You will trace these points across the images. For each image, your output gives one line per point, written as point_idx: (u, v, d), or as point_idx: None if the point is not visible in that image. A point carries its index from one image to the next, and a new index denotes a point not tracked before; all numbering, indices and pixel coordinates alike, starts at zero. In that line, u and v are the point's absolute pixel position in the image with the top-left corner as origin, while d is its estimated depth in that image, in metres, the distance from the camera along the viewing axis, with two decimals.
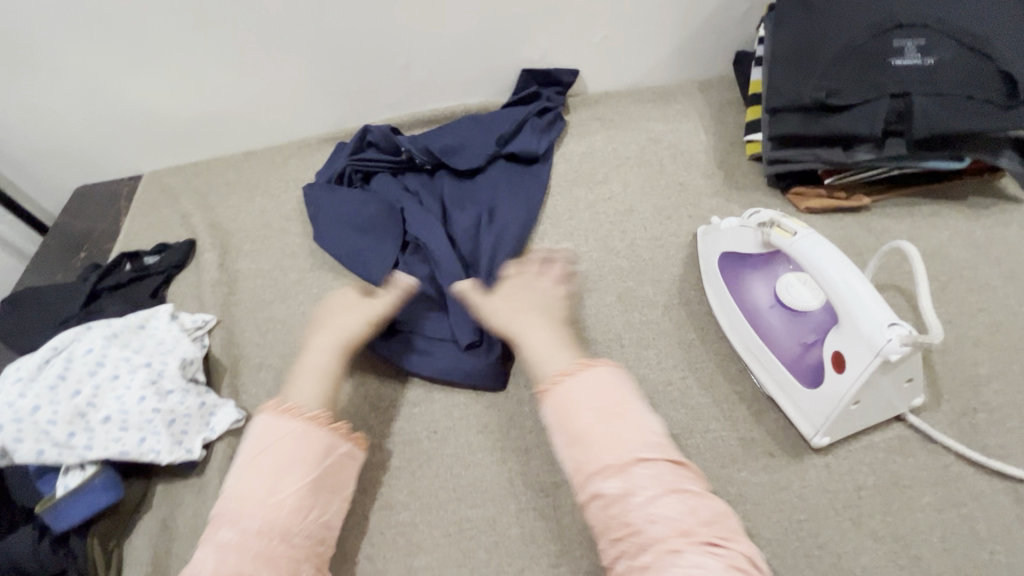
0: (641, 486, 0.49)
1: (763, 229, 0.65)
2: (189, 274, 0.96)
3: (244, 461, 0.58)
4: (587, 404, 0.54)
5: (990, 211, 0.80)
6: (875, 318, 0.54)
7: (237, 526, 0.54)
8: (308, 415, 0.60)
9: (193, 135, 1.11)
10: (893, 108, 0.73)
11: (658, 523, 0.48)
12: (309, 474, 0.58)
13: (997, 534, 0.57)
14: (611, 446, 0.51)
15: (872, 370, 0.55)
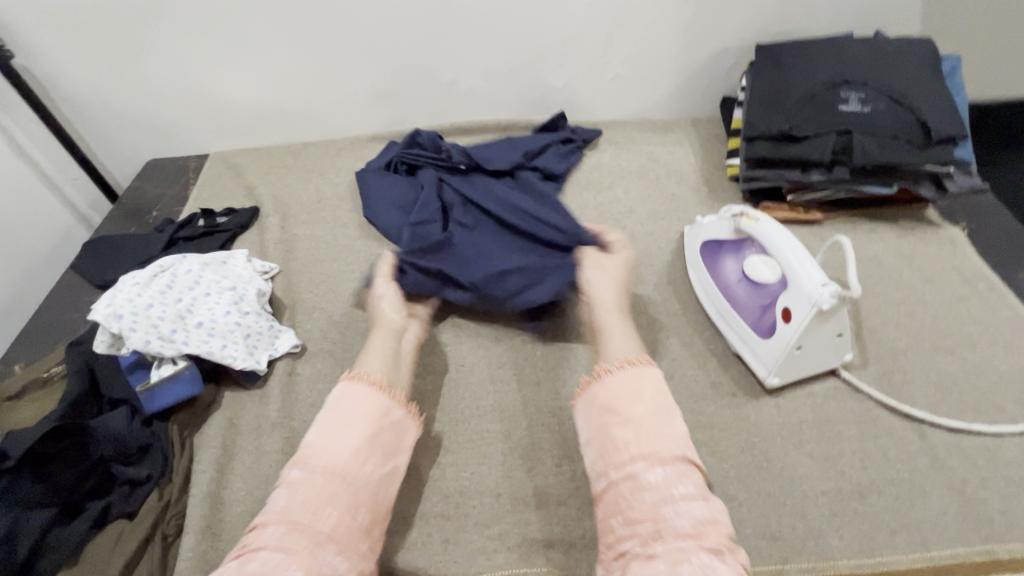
0: (671, 485, 0.58)
1: (734, 219, 0.84)
2: (252, 234, 1.12)
3: (323, 415, 0.66)
4: (637, 401, 0.64)
5: (915, 231, 1.01)
6: (813, 278, 0.72)
7: (307, 467, 0.62)
8: (375, 381, 0.69)
9: (262, 124, 1.29)
10: (839, 141, 0.95)
11: (679, 519, 0.56)
12: (373, 428, 0.66)
13: (903, 459, 0.73)
14: (655, 440, 0.62)
15: (810, 317, 0.72)
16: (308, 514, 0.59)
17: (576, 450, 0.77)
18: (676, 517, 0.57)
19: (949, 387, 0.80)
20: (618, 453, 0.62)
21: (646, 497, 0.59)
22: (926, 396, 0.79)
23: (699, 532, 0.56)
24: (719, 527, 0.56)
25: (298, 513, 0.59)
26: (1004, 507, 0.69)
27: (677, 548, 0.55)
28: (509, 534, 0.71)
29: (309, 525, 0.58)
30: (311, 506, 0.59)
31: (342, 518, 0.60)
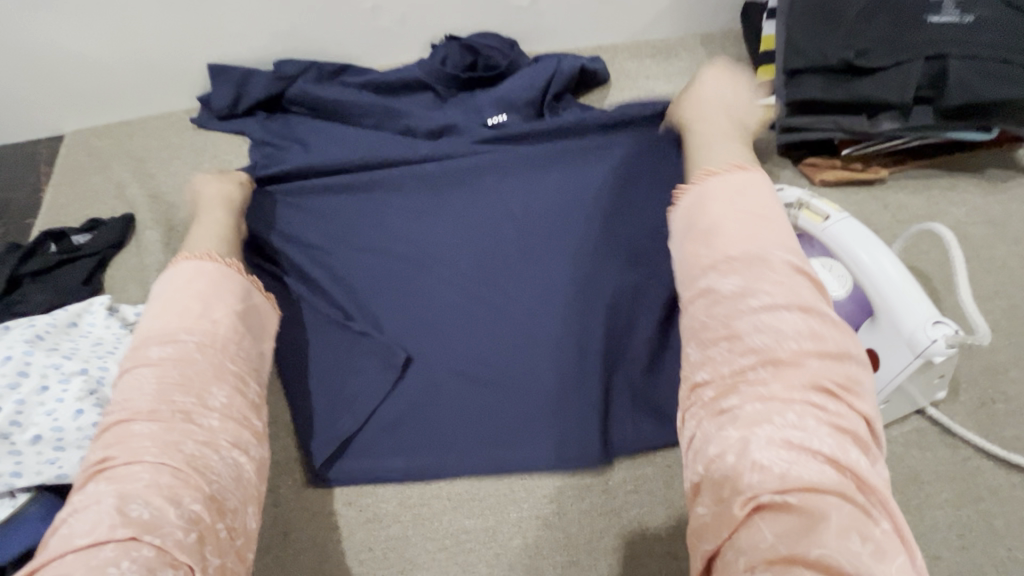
0: (782, 329, 0.43)
1: (788, 212, 0.59)
2: (129, 256, 0.83)
3: (161, 295, 0.56)
4: (736, 208, 0.50)
5: (1007, 185, 0.76)
6: (918, 315, 0.50)
7: (171, 342, 0.51)
8: (228, 262, 0.60)
9: (129, 91, 0.94)
10: (926, 71, 0.66)
11: (779, 375, 0.42)
12: (237, 304, 0.57)
13: (1015, 530, 0.56)
14: (747, 240, 0.48)
15: (912, 370, 0.51)
16: (187, 394, 0.49)
17: (586, 550, 0.59)
18: (776, 391, 0.42)
19: None
20: (688, 272, 0.50)
21: (719, 330, 0.46)
22: None
23: (812, 409, 0.40)
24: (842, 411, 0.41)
25: (165, 407, 0.47)
26: None
27: (759, 403, 0.42)
28: None
29: (198, 442, 0.47)
30: (190, 384, 0.49)
31: (232, 410, 0.51)
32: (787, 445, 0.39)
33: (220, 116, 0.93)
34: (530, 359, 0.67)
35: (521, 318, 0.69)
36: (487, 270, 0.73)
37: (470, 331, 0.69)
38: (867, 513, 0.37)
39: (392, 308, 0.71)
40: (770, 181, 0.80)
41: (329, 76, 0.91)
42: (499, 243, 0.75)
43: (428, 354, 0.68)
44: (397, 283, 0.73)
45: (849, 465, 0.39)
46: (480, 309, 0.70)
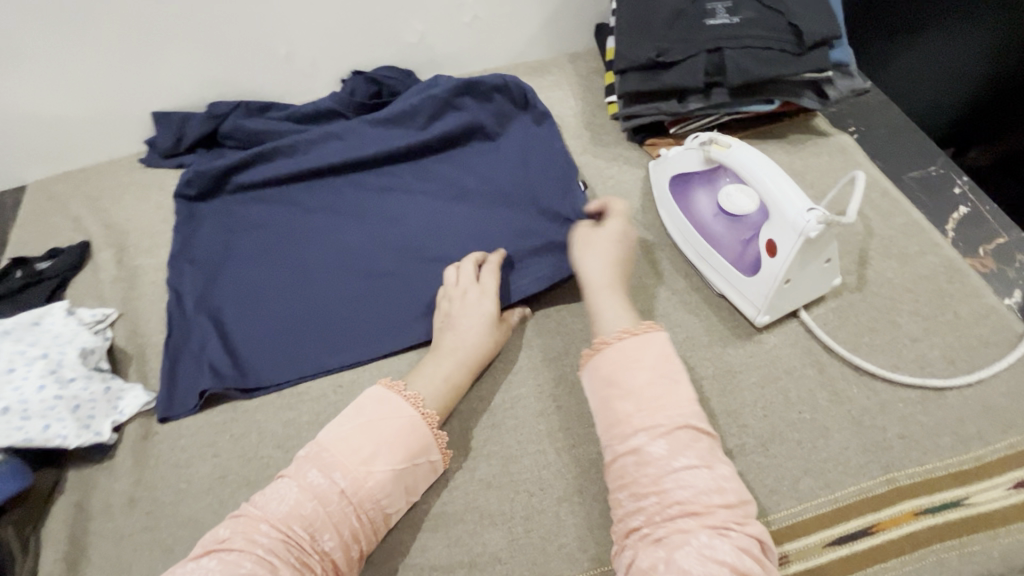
0: (682, 451, 0.57)
1: (703, 148, 0.77)
2: (86, 276, 0.96)
3: (351, 421, 0.62)
4: (642, 365, 0.62)
5: (805, 143, 0.94)
6: (797, 206, 0.66)
7: (329, 476, 0.58)
8: (422, 411, 0.65)
9: (83, 141, 1.09)
10: (711, 61, 0.86)
11: (682, 488, 0.55)
12: (399, 463, 0.61)
13: (804, 398, 0.70)
14: (654, 411, 0.60)
15: (798, 248, 0.67)
16: (306, 529, 0.56)
17: (472, 457, 0.71)
18: (692, 527, 0.53)
19: (845, 311, 0.76)
20: (619, 426, 0.61)
21: (650, 491, 0.56)
22: (823, 322, 0.76)
23: (701, 498, 0.54)
24: (732, 498, 0.56)
25: (298, 523, 0.56)
26: (905, 431, 0.67)
27: (681, 530, 0.53)
28: (407, 566, 0.65)
29: None
30: (312, 521, 0.56)
31: None
32: (704, 557, 0.51)
33: (165, 154, 1.08)
34: (425, 276, 0.86)
35: (418, 251, 0.89)
36: (395, 227, 0.92)
37: (378, 264, 0.88)
38: (746, 561, 0.51)
39: (319, 256, 0.90)
40: (621, 159, 0.98)
41: (256, 112, 1.08)
42: (403, 207, 0.95)
43: (346, 284, 0.87)
44: (324, 240, 0.92)
45: (745, 564, 0.51)
46: (388, 247, 0.90)
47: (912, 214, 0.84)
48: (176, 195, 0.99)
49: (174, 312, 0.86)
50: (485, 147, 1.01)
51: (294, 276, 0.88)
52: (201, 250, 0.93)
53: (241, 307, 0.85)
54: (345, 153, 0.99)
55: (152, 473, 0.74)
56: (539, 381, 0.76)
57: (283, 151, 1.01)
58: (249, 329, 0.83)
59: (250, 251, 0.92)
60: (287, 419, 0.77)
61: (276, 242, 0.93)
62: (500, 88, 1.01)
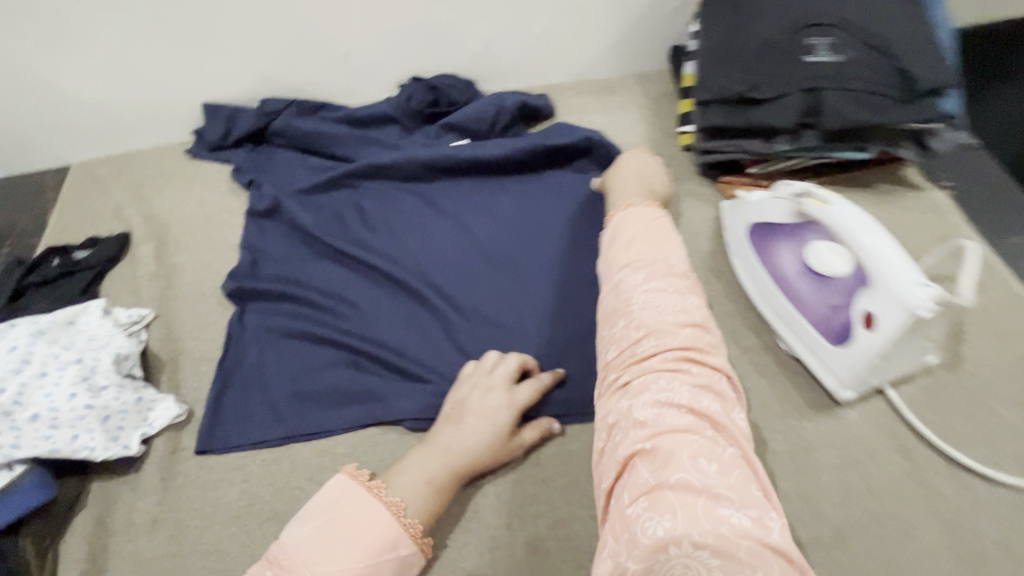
0: (658, 294, 0.58)
1: (796, 200, 0.70)
2: (123, 268, 0.92)
3: (316, 511, 0.58)
4: (634, 229, 0.66)
5: (894, 197, 0.87)
6: (907, 280, 0.59)
7: None
8: (386, 499, 0.59)
9: (130, 126, 1.06)
10: (806, 101, 0.78)
11: (648, 311, 0.57)
12: (362, 561, 0.55)
13: (887, 487, 0.64)
14: (639, 254, 0.62)
15: (902, 326, 0.60)
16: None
17: (516, 512, 0.66)
18: (658, 364, 0.53)
19: (936, 391, 0.70)
20: (607, 270, 0.64)
21: (635, 374, 0.54)
22: (911, 403, 0.69)
23: (666, 319, 0.56)
24: (710, 356, 0.54)
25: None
26: (1001, 538, 0.60)
27: (649, 370, 0.53)
28: None
29: None
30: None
31: None
32: (660, 402, 0.50)
33: (210, 148, 1.05)
34: (499, 321, 0.79)
35: (490, 291, 0.81)
36: (450, 271, 0.84)
37: (433, 315, 0.80)
38: (711, 404, 0.50)
39: (380, 296, 0.83)
40: (691, 195, 0.91)
41: (309, 112, 1.04)
42: (461, 249, 0.86)
43: (415, 326, 0.80)
44: (376, 279, 0.85)
45: (707, 408, 0.50)
46: (459, 283, 0.83)
47: (1015, 288, 0.76)
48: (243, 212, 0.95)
49: (233, 338, 0.81)
50: (559, 190, 0.91)
51: (343, 320, 0.81)
52: (265, 272, 0.87)
53: (290, 348, 0.79)
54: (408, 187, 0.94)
55: (175, 494, 0.70)
56: (593, 435, 0.71)
57: (344, 177, 0.95)
58: (306, 366, 0.78)
59: (298, 282, 0.85)
60: (322, 448, 0.73)
61: (326, 277, 0.86)
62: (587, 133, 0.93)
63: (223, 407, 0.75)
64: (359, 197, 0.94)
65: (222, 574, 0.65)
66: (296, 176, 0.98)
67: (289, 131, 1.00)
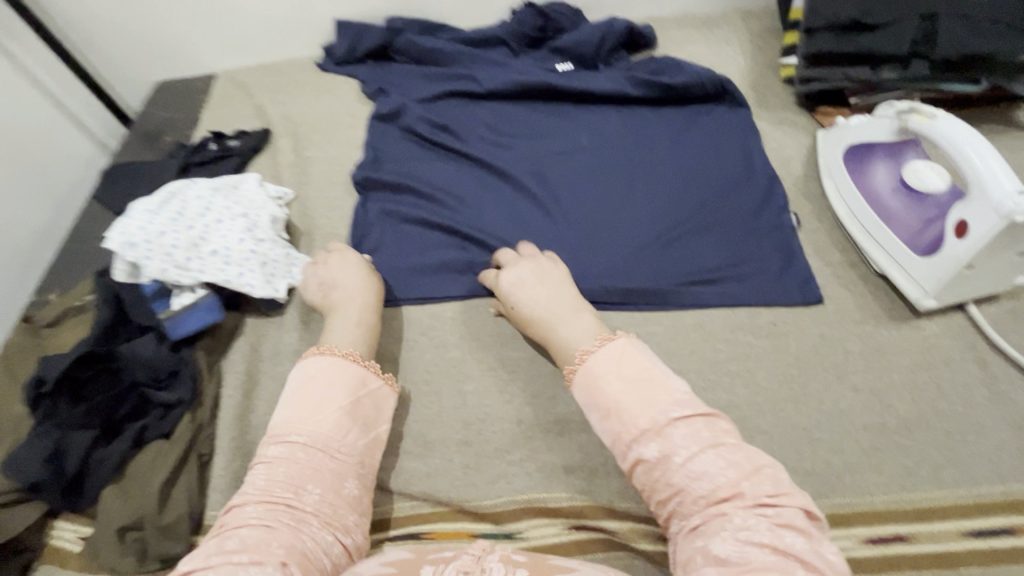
0: (681, 444, 0.50)
1: (900, 117, 0.72)
2: (264, 158, 1.07)
3: (293, 389, 0.63)
4: (613, 373, 0.55)
5: (1003, 135, 0.86)
6: (1006, 187, 0.62)
7: (286, 443, 0.59)
8: (342, 352, 0.68)
9: (271, 39, 1.20)
10: (920, 28, 0.81)
11: (702, 481, 0.48)
12: (345, 402, 0.63)
13: (958, 390, 0.68)
14: (641, 409, 0.52)
15: (995, 233, 0.63)
16: (288, 487, 0.56)
17: None
18: (726, 507, 0.46)
19: (1021, 313, 0.72)
20: (612, 437, 0.53)
21: (669, 493, 0.50)
22: (995, 321, 0.71)
23: (721, 485, 0.47)
24: (763, 474, 0.47)
25: (278, 488, 0.56)
26: None
27: (715, 515, 0.46)
28: (530, 459, 0.71)
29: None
30: (290, 480, 0.56)
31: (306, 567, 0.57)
32: (739, 539, 0.43)
33: (337, 62, 1.17)
34: (589, 223, 0.87)
35: (583, 198, 0.89)
36: (550, 180, 0.92)
37: (531, 213, 0.89)
38: (793, 537, 0.43)
39: (485, 194, 0.93)
40: (787, 124, 0.94)
41: (428, 32, 1.14)
42: (560, 161, 0.95)
43: (514, 224, 0.88)
44: (483, 180, 0.95)
45: (792, 543, 0.43)
46: (554, 189, 0.91)
47: None
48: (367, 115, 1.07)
49: (355, 220, 0.92)
50: (657, 118, 0.98)
51: (453, 212, 0.91)
52: (382, 167, 0.97)
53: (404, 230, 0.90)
54: (517, 106, 1.04)
55: (311, 333, 0.82)
56: (676, 323, 0.78)
57: (460, 91, 1.05)
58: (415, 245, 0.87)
59: (413, 176, 0.96)
60: (432, 312, 0.84)
61: (438, 173, 0.96)
62: (692, 66, 0.99)
63: None
64: (469, 111, 1.04)
65: None
66: (413, 90, 1.08)
67: (411, 48, 1.11)
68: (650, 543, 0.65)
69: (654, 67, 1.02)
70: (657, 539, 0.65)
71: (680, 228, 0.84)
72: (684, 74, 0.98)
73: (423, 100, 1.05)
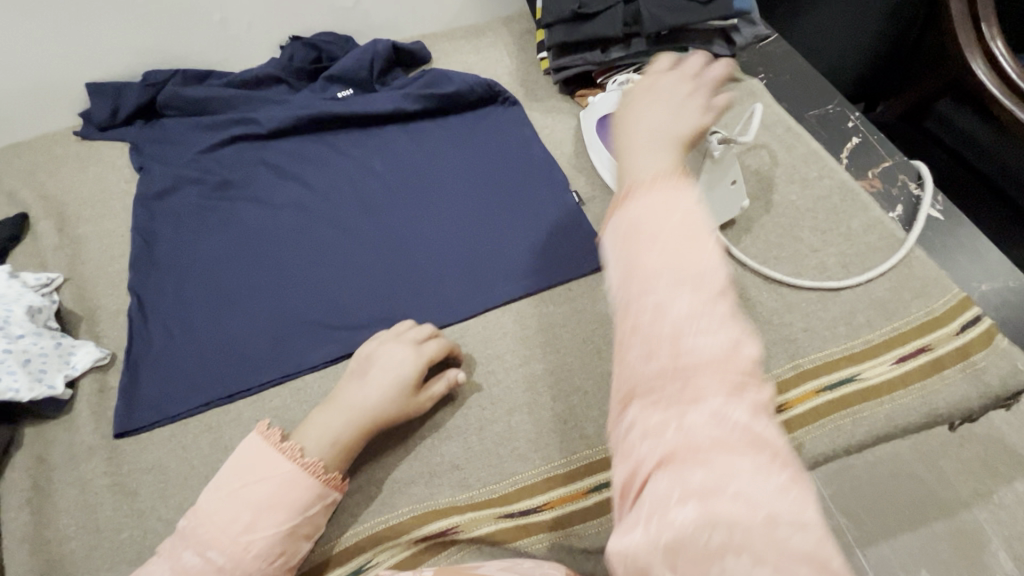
0: (721, 345, 0.39)
1: (621, 88, 0.85)
2: (26, 247, 0.95)
3: (230, 486, 0.62)
4: (658, 229, 0.43)
5: (720, 89, 1.03)
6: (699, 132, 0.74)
7: (203, 555, 0.59)
8: (304, 462, 0.64)
9: (15, 115, 1.06)
10: (627, 12, 0.93)
11: (695, 350, 0.38)
12: (284, 523, 0.61)
13: None
14: (674, 259, 0.41)
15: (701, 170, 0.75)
16: None
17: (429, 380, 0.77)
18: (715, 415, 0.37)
19: (756, 230, 0.86)
20: (628, 277, 0.42)
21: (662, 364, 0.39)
22: (737, 243, 0.85)
23: (730, 383, 0.38)
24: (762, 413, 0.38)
25: None
26: (805, 324, 0.77)
27: (695, 390, 0.38)
28: (370, 482, 0.70)
29: None
30: None
31: None
32: (719, 418, 0.37)
33: (100, 127, 1.07)
34: (393, 246, 0.89)
35: (384, 223, 0.92)
36: (349, 211, 0.94)
37: (336, 248, 0.90)
38: (758, 420, 0.38)
39: (285, 240, 0.91)
40: (555, 110, 1.04)
41: (195, 82, 1.09)
42: (358, 191, 0.96)
43: (315, 263, 0.88)
44: (280, 224, 0.93)
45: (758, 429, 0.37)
46: (354, 221, 0.93)
47: (811, 146, 0.94)
48: (140, 179, 1.00)
49: (145, 294, 0.86)
50: (442, 129, 1.03)
51: (253, 265, 0.89)
52: (167, 233, 0.92)
53: (201, 293, 0.86)
54: (304, 142, 1.03)
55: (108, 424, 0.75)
56: (487, 312, 0.83)
57: (240, 138, 1.02)
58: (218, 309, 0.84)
59: (204, 237, 0.92)
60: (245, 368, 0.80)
61: (230, 229, 0.92)
62: (464, 75, 1.05)
63: (139, 348, 0.81)
64: (255, 157, 1.01)
65: (164, 483, 0.72)
66: (189, 143, 1.03)
67: (178, 101, 1.05)
68: (489, 524, 0.67)
69: (431, 81, 1.07)
70: (500, 518, 0.68)
71: (476, 231, 0.90)
72: (456, 83, 1.04)
73: (203, 154, 1.01)
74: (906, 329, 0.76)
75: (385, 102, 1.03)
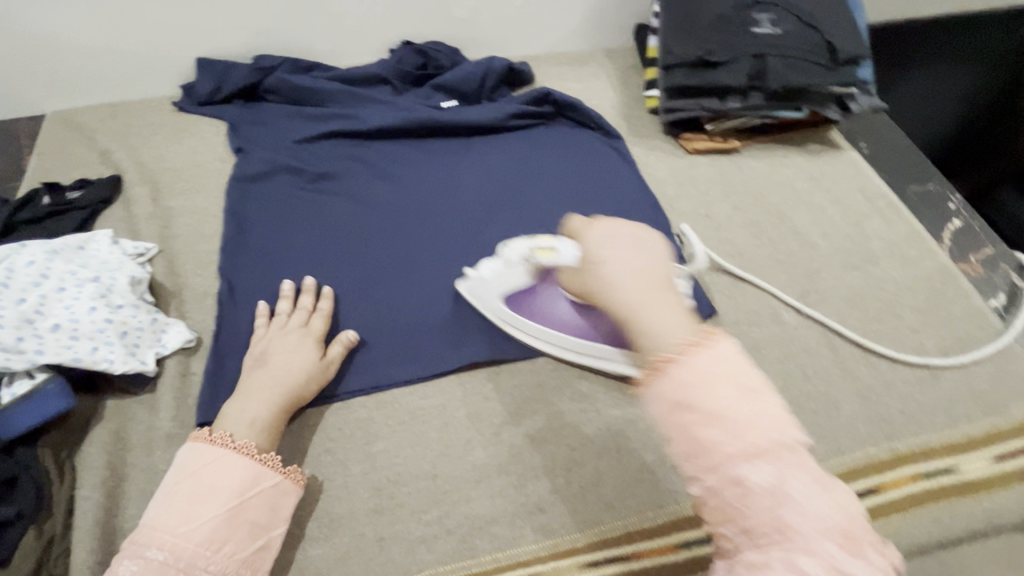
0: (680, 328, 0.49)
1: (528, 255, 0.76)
2: (115, 211, 0.93)
3: (168, 486, 0.61)
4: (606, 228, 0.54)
5: (823, 153, 1.03)
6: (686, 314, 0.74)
7: (147, 556, 0.56)
8: (236, 444, 0.64)
9: (117, 77, 1.06)
10: (753, 65, 0.93)
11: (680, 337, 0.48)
12: (223, 506, 0.60)
13: (819, 373, 0.78)
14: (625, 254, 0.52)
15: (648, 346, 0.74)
16: None
17: (521, 410, 0.76)
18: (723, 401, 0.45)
19: (857, 301, 0.86)
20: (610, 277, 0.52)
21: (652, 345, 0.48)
22: (836, 312, 0.84)
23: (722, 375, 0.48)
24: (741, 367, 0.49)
25: None
26: (907, 406, 0.76)
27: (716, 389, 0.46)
28: (454, 510, 0.69)
29: None
30: None
31: None
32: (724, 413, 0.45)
33: (198, 101, 1.06)
34: None
35: (479, 240, 0.91)
36: (446, 223, 0.92)
37: (432, 258, 0.88)
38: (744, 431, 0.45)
39: (379, 242, 0.90)
40: (656, 150, 1.04)
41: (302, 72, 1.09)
42: (455, 203, 0.95)
43: (409, 271, 0.87)
44: (376, 226, 0.91)
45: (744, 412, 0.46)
46: (450, 233, 0.91)
47: (913, 224, 0.94)
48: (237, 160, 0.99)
49: (234, 280, 0.84)
50: (543, 152, 1.02)
51: (348, 265, 0.87)
52: (261, 219, 0.91)
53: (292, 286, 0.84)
54: (405, 147, 1.02)
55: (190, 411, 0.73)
56: None
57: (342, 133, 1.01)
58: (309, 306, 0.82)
59: (298, 228, 0.90)
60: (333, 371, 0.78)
61: (325, 222, 0.91)
62: (573, 101, 1.05)
63: (226, 334, 0.79)
64: (354, 155, 1.00)
65: None
66: (289, 130, 1.02)
67: (284, 89, 1.05)
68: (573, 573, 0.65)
69: (538, 102, 1.06)
70: (583, 565, 0.66)
71: None
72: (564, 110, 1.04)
73: (303, 145, 1.00)
74: (1006, 426, 0.75)
75: (492, 118, 1.03)
